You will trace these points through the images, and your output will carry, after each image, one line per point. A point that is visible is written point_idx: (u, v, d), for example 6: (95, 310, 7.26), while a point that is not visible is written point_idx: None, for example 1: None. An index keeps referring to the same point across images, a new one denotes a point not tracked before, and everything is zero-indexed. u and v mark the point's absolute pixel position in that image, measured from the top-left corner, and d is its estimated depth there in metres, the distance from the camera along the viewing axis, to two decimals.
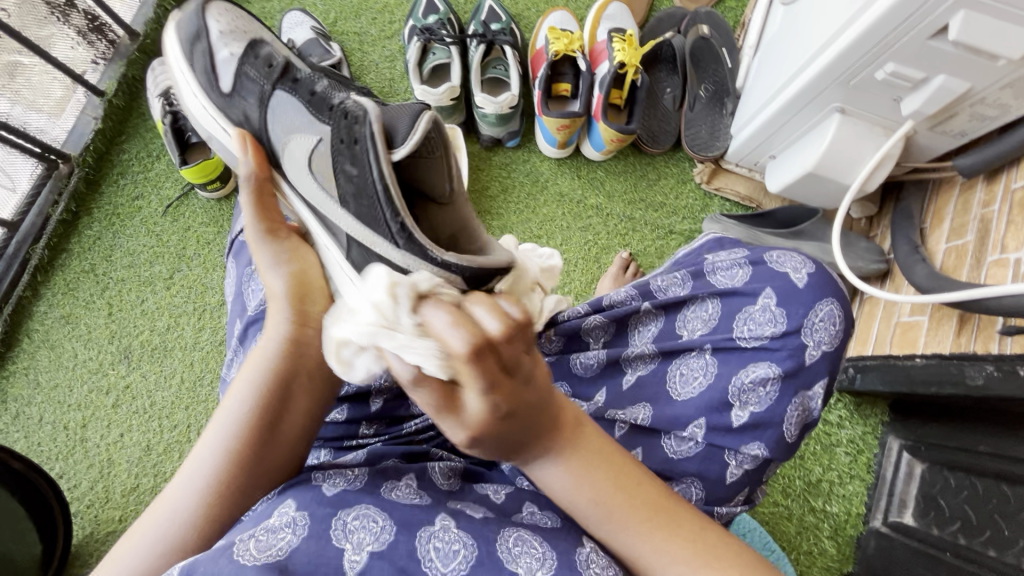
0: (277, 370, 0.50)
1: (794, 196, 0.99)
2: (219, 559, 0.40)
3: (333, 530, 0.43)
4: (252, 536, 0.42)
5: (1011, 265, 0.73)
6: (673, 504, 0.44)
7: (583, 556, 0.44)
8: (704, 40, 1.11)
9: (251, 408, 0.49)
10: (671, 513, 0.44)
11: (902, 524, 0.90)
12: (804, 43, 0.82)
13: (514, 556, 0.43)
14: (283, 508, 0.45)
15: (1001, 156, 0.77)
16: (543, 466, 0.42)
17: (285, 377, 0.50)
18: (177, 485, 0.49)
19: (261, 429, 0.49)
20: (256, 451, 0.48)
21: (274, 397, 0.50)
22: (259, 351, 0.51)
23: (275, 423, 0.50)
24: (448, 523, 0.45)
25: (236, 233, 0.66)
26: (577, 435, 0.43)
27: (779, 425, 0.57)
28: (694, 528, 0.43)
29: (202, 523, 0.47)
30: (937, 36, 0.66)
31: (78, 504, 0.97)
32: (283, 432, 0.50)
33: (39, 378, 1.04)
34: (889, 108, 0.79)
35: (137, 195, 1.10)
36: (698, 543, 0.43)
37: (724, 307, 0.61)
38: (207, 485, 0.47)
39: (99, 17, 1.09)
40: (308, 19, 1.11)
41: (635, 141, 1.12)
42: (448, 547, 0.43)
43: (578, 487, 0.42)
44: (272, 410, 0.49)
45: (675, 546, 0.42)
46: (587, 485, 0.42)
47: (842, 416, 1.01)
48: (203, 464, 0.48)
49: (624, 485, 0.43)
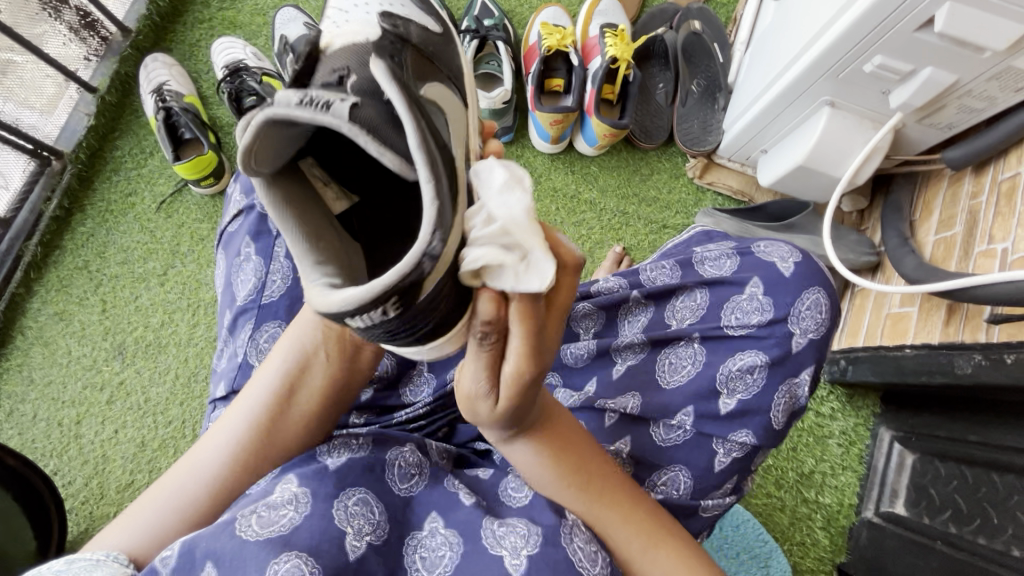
0: (306, 345, 0.53)
1: (786, 190, 0.99)
2: (221, 535, 0.40)
3: (335, 509, 0.43)
4: (254, 512, 0.42)
5: (998, 255, 0.74)
6: (632, 490, 0.49)
7: (569, 529, 0.45)
8: (695, 36, 1.11)
9: (274, 389, 0.52)
10: (629, 499, 0.49)
11: (893, 514, 0.90)
12: (794, 37, 0.83)
13: (499, 539, 0.44)
14: (284, 484, 0.45)
15: (988, 147, 0.77)
16: (521, 446, 0.48)
17: (310, 351, 0.53)
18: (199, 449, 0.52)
19: (280, 408, 0.52)
20: (273, 418, 0.52)
21: (298, 368, 0.53)
22: (292, 327, 0.54)
23: (295, 395, 0.53)
24: (437, 526, 0.46)
25: (226, 227, 0.66)
26: (554, 422, 0.49)
27: (767, 413, 0.58)
28: (646, 513, 0.49)
29: (216, 486, 0.50)
30: (924, 28, 0.66)
31: (73, 501, 0.97)
32: (300, 403, 0.53)
33: (33, 374, 1.04)
34: (877, 101, 0.80)
35: (130, 191, 1.10)
36: (648, 520, 0.48)
37: (712, 297, 0.62)
38: (224, 458, 0.50)
39: (91, 13, 1.09)
40: (301, 16, 1.11)
41: (628, 136, 1.12)
42: (434, 553, 0.44)
43: (550, 468, 0.48)
44: (292, 391, 0.52)
45: (631, 530, 0.48)
46: (558, 467, 0.48)
47: (834, 408, 1.01)
48: (229, 432, 0.51)
49: (594, 469, 0.49)
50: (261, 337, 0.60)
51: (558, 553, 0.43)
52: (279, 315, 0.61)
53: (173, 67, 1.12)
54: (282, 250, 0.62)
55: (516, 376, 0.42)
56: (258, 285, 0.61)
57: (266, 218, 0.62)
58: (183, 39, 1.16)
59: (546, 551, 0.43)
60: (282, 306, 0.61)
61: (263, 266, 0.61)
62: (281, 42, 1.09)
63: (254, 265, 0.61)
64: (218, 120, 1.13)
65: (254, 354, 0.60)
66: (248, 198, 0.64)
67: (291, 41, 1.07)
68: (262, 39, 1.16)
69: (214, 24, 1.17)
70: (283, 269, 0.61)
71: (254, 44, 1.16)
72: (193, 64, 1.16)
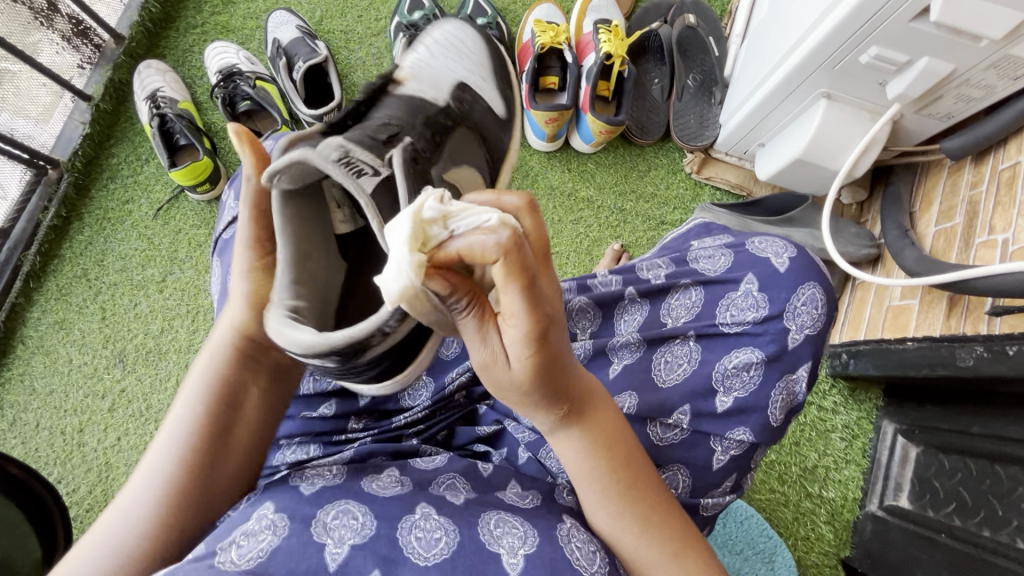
0: (227, 371, 0.50)
1: (783, 183, 0.99)
2: (200, 567, 0.40)
3: (314, 528, 0.44)
4: (233, 543, 0.42)
5: (999, 245, 0.73)
6: (666, 495, 0.47)
7: (565, 531, 0.46)
8: (690, 30, 1.10)
9: (200, 412, 0.48)
10: (665, 506, 0.46)
11: (898, 508, 0.90)
12: (789, 29, 0.82)
13: (496, 538, 0.45)
14: (261, 510, 0.45)
15: (987, 136, 0.76)
16: (567, 432, 0.45)
17: (233, 379, 0.50)
18: (121, 502, 0.47)
19: (215, 431, 0.48)
20: (211, 456, 0.48)
21: (224, 399, 0.49)
22: (207, 348, 0.51)
23: (229, 421, 0.49)
24: (429, 511, 0.46)
25: (220, 233, 0.66)
26: (599, 408, 0.46)
27: (764, 410, 0.58)
28: (679, 520, 0.47)
29: (151, 540, 0.45)
30: (919, 18, 0.65)
31: (78, 508, 0.98)
32: (238, 433, 0.50)
33: (35, 384, 1.04)
34: (875, 93, 0.79)
35: (127, 198, 1.10)
36: (677, 534, 0.46)
37: (707, 294, 0.61)
38: (161, 493, 0.46)
39: (84, 21, 1.08)
40: (293, 19, 1.11)
41: (624, 132, 1.12)
42: (430, 534, 0.44)
43: (592, 458, 0.45)
44: (223, 411, 0.49)
45: (661, 535, 0.46)
46: (600, 458, 0.45)
47: (837, 402, 1.01)
48: (158, 467, 0.47)
49: (634, 470, 0.46)
50: None
51: (554, 552, 0.44)
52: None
53: (167, 74, 1.12)
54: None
55: (532, 355, 0.38)
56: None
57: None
58: (176, 45, 1.16)
59: (541, 552, 0.44)
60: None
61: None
62: (274, 46, 1.09)
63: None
64: (213, 125, 1.13)
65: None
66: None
67: (284, 44, 1.08)
68: (255, 43, 1.16)
69: (206, 29, 1.16)
70: None
71: (248, 48, 1.16)
72: (188, 70, 1.16)
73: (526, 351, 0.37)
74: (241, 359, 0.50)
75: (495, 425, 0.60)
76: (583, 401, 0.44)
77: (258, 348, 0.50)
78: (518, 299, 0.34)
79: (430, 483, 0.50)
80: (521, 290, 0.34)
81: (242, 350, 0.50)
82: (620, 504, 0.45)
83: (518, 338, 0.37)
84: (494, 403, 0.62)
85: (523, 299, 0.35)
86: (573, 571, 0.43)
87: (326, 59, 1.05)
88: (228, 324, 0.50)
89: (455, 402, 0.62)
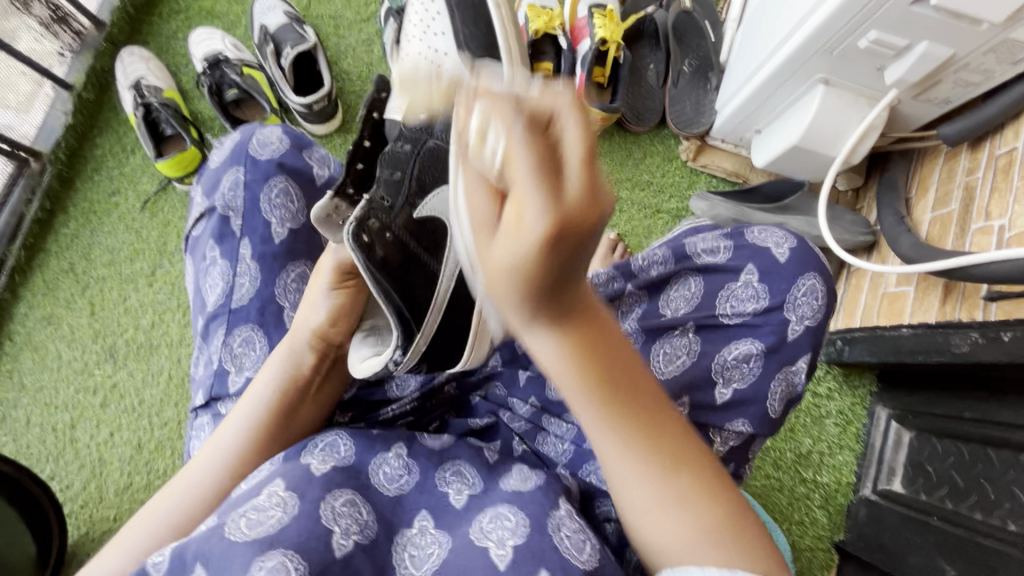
0: (303, 364, 0.56)
1: (780, 170, 0.98)
2: (211, 537, 0.40)
3: (322, 510, 0.44)
4: (242, 515, 0.42)
5: (995, 232, 0.73)
6: (668, 413, 0.40)
7: (557, 518, 0.45)
8: (686, 14, 1.07)
9: (277, 396, 0.55)
10: (665, 423, 0.39)
11: (890, 492, 0.91)
12: (786, 13, 0.80)
13: (487, 533, 0.45)
14: (272, 486, 0.45)
15: (985, 122, 0.76)
16: (540, 333, 0.35)
17: (309, 373, 0.57)
18: (188, 472, 0.53)
19: (282, 414, 0.55)
20: (275, 435, 0.54)
21: (295, 388, 0.56)
22: (281, 348, 0.57)
23: (290, 412, 0.55)
24: (426, 524, 0.47)
25: (190, 231, 0.66)
26: (599, 314, 0.36)
27: (764, 401, 0.58)
28: (677, 438, 0.40)
29: (209, 504, 0.51)
30: (919, 2, 0.64)
31: (72, 505, 0.97)
32: (297, 421, 0.56)
33: (24, 380, 1.03)
34: (872, 78, 0.78)
35: (113, 190, 1.08)
36: (673, 454, 0.39)
37: (707, 285, 0.61)
38: (225, 464, 0.53)
39: (62, 7, 1.05)
40: (280, 4, 1.07)
41: (619, 119, 1.11)
42: (423, 551, 0.46)
43: (573, 371, 0.36)
44: (292, 399, 0.55)
45: (654, 452, 0.39)
46: (586, 367, 0.36)
47: (831, 388, 1.02)
48: (225, 444, 0.53)
49: (631, 383, 0.38)
50: (235, 341, 0.60)
51: (543, 542, 0.44)
52: (251, 318, 0.60)
53: (150, 61, 1.09)
54: (248, 252, 0.61)
55: (553, 225, 0.27)
56: (227, 290, 0.60)
57: (228, 219, 0.61)
58: (159, 32, 1.13)
59: (531, 544, 0.43)
60: (253, 310, 0.60)
61: (230, 269, 0.60)
62: (261, 32, 1.05)
63: (221, 269, 0.61)
64: (200, 114, 1.11)
65: (229, 359, 0.60)
66: (209, 200, 0.63)
67: (271, 30, 1.04)
68: (241, 29, 1.13)
69: (191, 14, 1.13)
70: (251, 271, 0.60)
71: (234, 34, 1.13)
72: (172, 58, 1.13)
73: (519, 259, 0.29)
74: (314, 356, 0.57)
75: (490, 417, 0.61)
76: (575, 306, 0.34)
77: (332, 347, 0.58)
78: (581, 167, 0.27)
79: (437, 469, 0.51)
80: (581, 153, 0.27)
81: (316, 349, 0.57)
82: (608, 413, 0.38)
83: (518, 242, 0.29)
84: (487, 394, 0.63)
85: (547, 203, 0.27)
86: (561, 563, 0.42)
87: (315, 45, 1.02)
88: (303, 323, 0.57)
89: (445, 394, 0.62)
